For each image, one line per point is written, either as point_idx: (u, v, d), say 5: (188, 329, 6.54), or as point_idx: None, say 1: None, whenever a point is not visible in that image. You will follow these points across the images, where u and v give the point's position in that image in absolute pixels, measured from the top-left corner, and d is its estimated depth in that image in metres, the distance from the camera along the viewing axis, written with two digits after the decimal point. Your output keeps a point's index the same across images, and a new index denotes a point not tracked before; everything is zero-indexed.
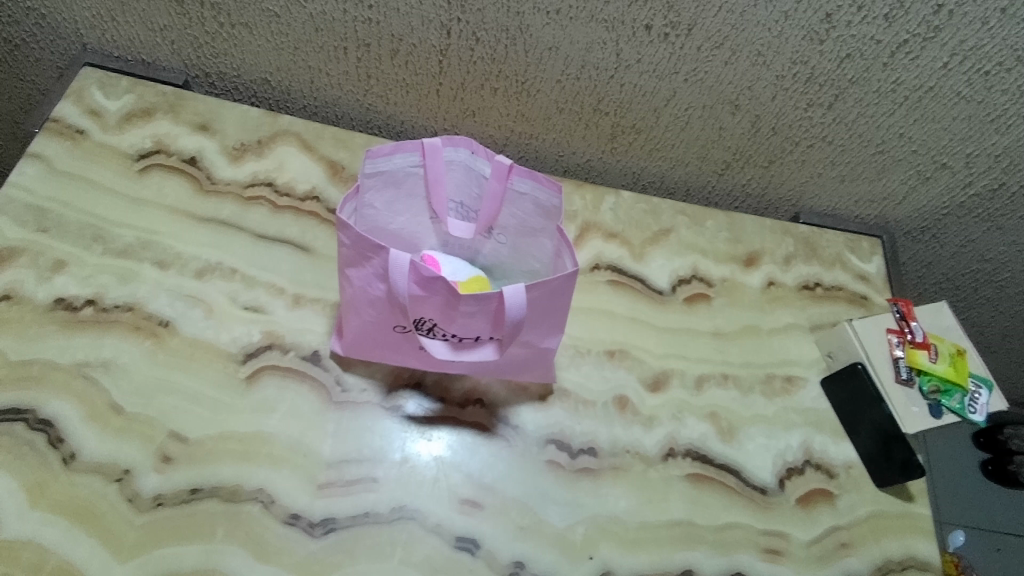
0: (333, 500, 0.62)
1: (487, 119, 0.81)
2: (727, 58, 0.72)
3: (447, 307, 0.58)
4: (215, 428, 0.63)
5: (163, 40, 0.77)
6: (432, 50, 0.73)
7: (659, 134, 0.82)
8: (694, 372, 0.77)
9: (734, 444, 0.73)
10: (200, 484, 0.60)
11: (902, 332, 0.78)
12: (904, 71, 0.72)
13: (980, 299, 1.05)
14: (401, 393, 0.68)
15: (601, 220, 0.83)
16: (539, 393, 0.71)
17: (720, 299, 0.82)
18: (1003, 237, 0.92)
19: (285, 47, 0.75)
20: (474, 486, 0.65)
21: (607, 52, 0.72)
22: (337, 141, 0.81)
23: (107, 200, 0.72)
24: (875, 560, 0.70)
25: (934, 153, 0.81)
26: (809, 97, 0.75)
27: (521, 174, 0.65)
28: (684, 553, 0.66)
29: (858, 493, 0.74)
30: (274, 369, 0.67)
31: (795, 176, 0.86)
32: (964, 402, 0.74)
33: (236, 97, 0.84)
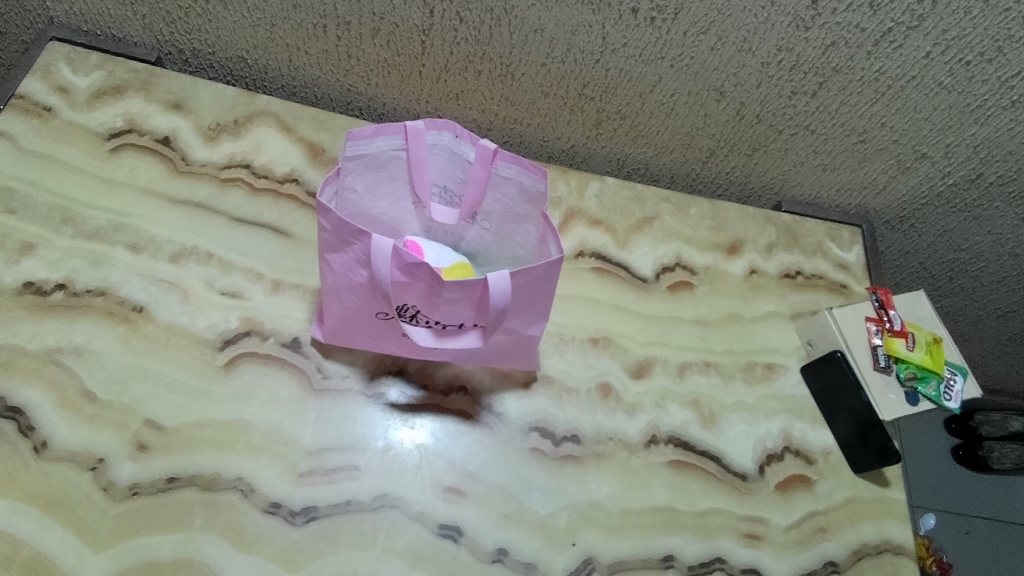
0: (315, 488, 0.61)
1: (470, 102, 0.80)
2: (713, 44, 0.71)
3: (430, 294, 0.57)
4: (192, 416, 0.62)
5: (134, 14, 0.74)
6: (414, 29, 0.72)
7: (643, 121, 0.81)
8: (677, 360, 0.77)
9: (716, 431, 0.74)
10: (177, 473, 0.59)
11: (880, 321, 0.78)
12: (888, 60, 0.72)
13: (955, 288, 1.07)
14: (383, 380, 0.68)
15: (585, 207, 0.83)
16: (522, 380, 0.71)
17: (702, 287, 0.83)
18: (979, 227, 0.94)
19: (261, 24, 0.73)
20: (457, 474, 0.64)
21: (593, 35, 0.71)
22: (317, 123, 0.79)
23: (77, 181, 0.70)
24: (851, 544, 0.72)
25: (915, 143, 0.82)
26: (793, 84, 0.75)
27: (506, 159, 0.64)
28: (666, 539, 0.67)
29: (836, 479, 0.75)
30: (253, 356, 0.66)
31: (778, 164, 0.87)
32: (939, 390, 0.75)
33: (212, 76, 0.81)
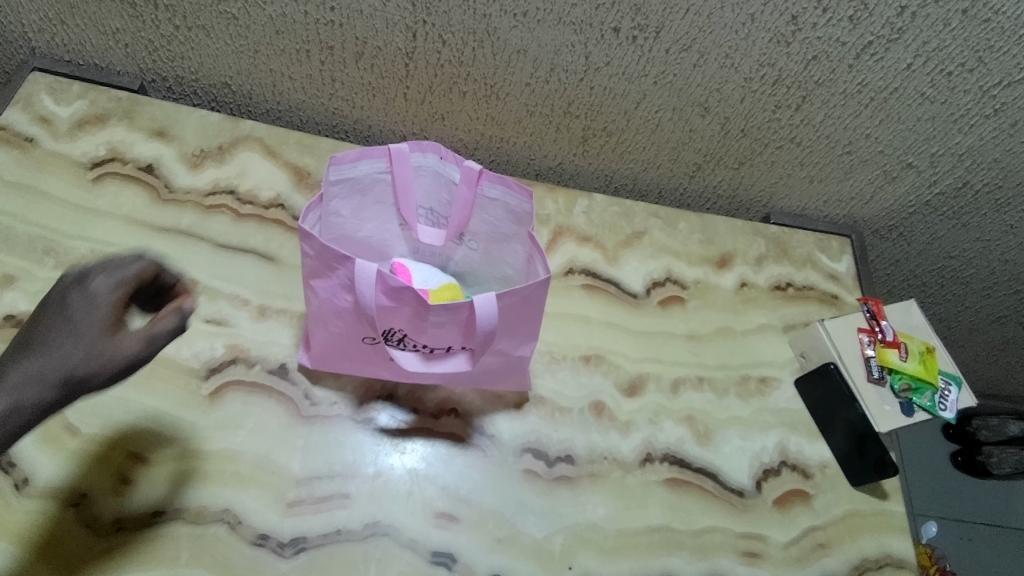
0: (304, 518, 0.60)
1: (456, 123, 0.80)
2: (695, 61, 0.71)
3: (416, 317, 0.56)
4: (177, 447, 0.60)
5: (117, 43, 0.74)
6: (397, 53, 0.72)
7: (629, 137, 0.81)
8: (670, 376, 0.77)
9: (711, 447, 0.73)
10: (162, 507, 0.57)
11: (872, 332, 0.78)
12: (870, 72, 0.72)
13: (946, 295, 1.07)
14: (373, 405, 0.67)
15: (574, 224, 0.82)
16: (514, 401, 0.70)
17: (694, 301, 0.82)
18: (967, 235, 0.94)
19: (244, 50, 0.73)
20: (449, 499, 0.63)
21: (576, 55, 0.71)
22: (302, 146, 0.79)
23: (59, 211, 0.69)
24: (852, 559, 0.70)
25: (900, 153, 0.82)
26: (776, 98, 0.76)
27: (491, 179, 0.64)
28: (664, 558, 0.65)
29: (833, 492, 0.74)
30: (238, 385, 0.65)
31: (765, 177, 0.87)
32: (934, 400, 0.74)
33: (196, 102, 0.81)
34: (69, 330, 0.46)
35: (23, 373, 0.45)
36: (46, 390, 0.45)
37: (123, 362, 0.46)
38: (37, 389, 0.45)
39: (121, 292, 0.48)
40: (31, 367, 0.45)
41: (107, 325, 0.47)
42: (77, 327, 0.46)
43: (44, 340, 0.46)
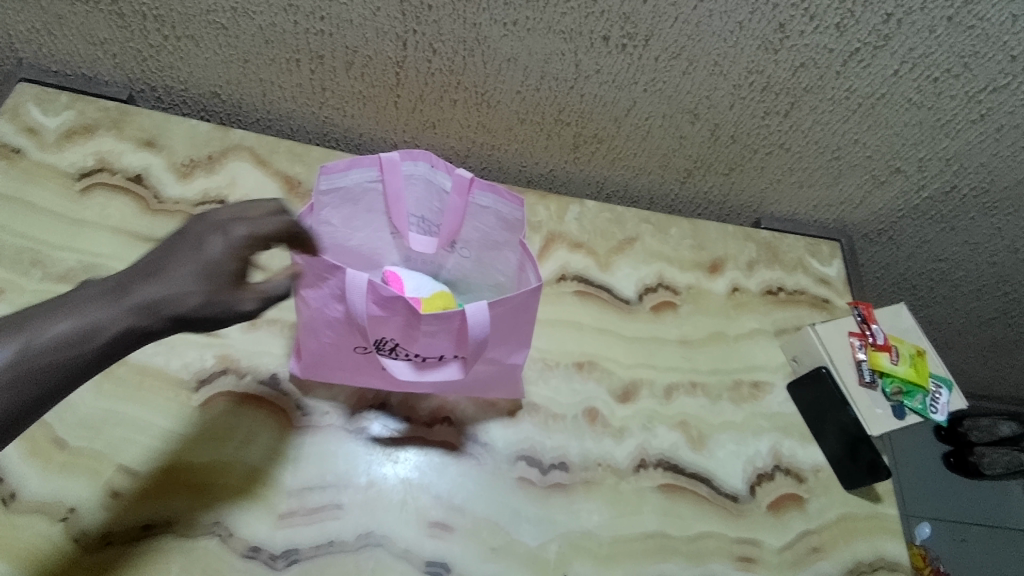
0: (296, 529, 0.59)
1: (447, 131, 0.80)
2: (684, 69, 0.72)
3: (408, 326, 0.56)
4: (167, 460, 0.60)
5: (105, 53, 0.73)
6: (388, 62, 0.72)
7: (620, 144, 0.82)
8: (663, 381, 0.77)
9: (705, 452, 0.73)
10: (152, 520, 0.57)
11: (863, 335, 0.78)
12: (857, 79, 0.73)
13: (936, 298, 1.08)
14: (365, 414, 0.66)
15: (566, 230, 0.83)
16: (507, 408, 0.70)
17: (686, 306, 0.83)
18: (956, 238, 0.95)
19: (234, 60, 0.73)
20: (443, 508, 0.63)
21: (566, 63, 0.71)
22: (292, 154, 0.79)
23: (46, 222, 0.69)
24: (846, 562, 0.70)
25: (888, 158, 0.83)
26: (765, 105, 0.76)
27: (482, 187, 0.64)
28: (659, 565, 0.65)
29: (827, 496, 0.74)
30: (229, 395, 0.65)
31: (755, 182, 0.87)
32: (925, 403, 0.75)
33: (185, 111, 0.81)
34: (199, 271, 0.46)
35: (142, 297, 0.45)
36: (158, 320, 0.45)
37: (232, 316, 0.47)
38: (149, 317, 0.45)
39: (256, 246, 0.48)
40: (153, 294, 0.45)
41: (235, 276, 0.47)
42: (207, 268, 0.46)
43: (172, 270, 0.46)
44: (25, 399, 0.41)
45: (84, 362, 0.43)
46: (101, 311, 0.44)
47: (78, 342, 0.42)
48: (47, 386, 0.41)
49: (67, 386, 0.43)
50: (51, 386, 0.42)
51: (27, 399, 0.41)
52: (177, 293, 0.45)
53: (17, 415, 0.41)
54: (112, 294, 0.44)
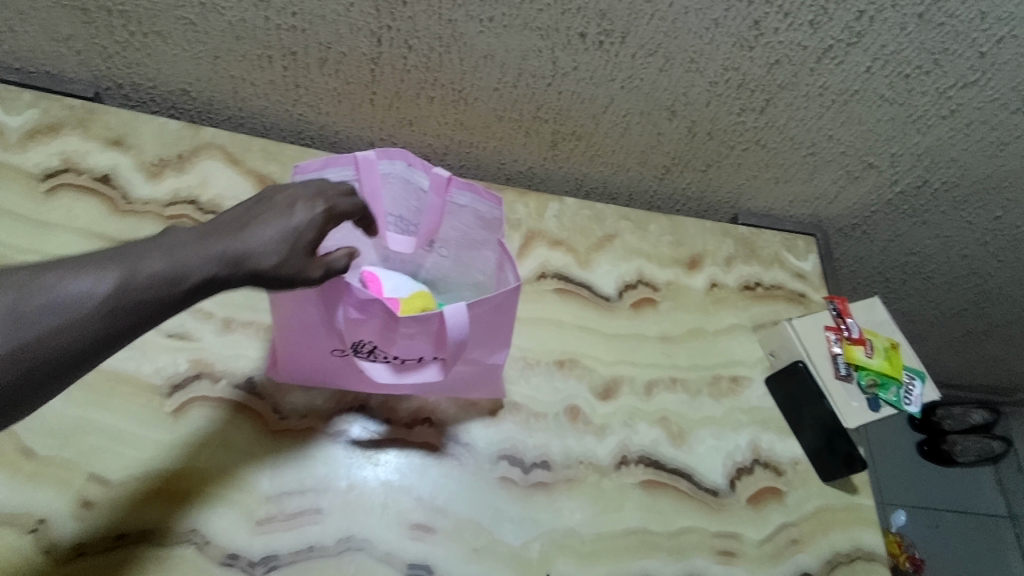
0: (275, 535, 0.58)
1: (425, 128, 0.79)
2: (661, 66, 0.72)
3: (386, 329, 0.55)
4: (141, 467, 0.59)
5: (69, 50, 0.71)
6: (362, 58, 0.71)
7: (599, 141, 0.82)
8: (644, 378, 0.77)
9: (686, 448, 0.74)
10: (126, 530, 0.55)
11: (839, 329, 0.80)
12: (830, 76, 0.74)
13: (909, 290, 1.11)
14: (344, 417, 0.66)
15: (545, 228, 0.82)
16: (489, 408, 0.70)
17: (665, 302, 0.83)
18: (927, 231, 0.97)
19: (203, 56, 0.71)
20: (424, 510, 0.63)
21: (543, 60, 0.71)
22: (266, 153, 0.77)
23: (10, 225, 0.67)
24: (825, 553, 0.71)
25: (862, 153, 0.84)
26: (741, 102, 0.77)
27: (460, 186, 0.63)
28: (642, 561, 0.66)
29: (805, 488, 0.75)
30: (203, 401, 0.63)
31: (732, 179, 0.88)
32: (899, 395, 0.77)
33: (154, 109, 0.79)
34: (283, 234, 0.47)
35: (228, 247, 0.45)
36: (237, 273, 0.45)
37: (299, 284, 0.48)
38: (230, 268, 0.45)
39: (330, 223, 0.50)
40: (240, 245, 0.45)
41: (310, 245, 0.48)
42: (291, 232, 0.47)
43: (258, 227, 0.46)
44: (98, 334, 0.40)
45: (169, 304, 0.43)
46: (190, 254, 0.44)
47: (163, 285, 0.42)
48: (121, 326, 0.41)
49: (143, 326, 0.42)
50: (127, 325, 0.41)
51: (104, 334, 0.40)
52: (262, 249, 0.46)
53: (95, 348, 0.40)
54: (202, 238, 0.44)
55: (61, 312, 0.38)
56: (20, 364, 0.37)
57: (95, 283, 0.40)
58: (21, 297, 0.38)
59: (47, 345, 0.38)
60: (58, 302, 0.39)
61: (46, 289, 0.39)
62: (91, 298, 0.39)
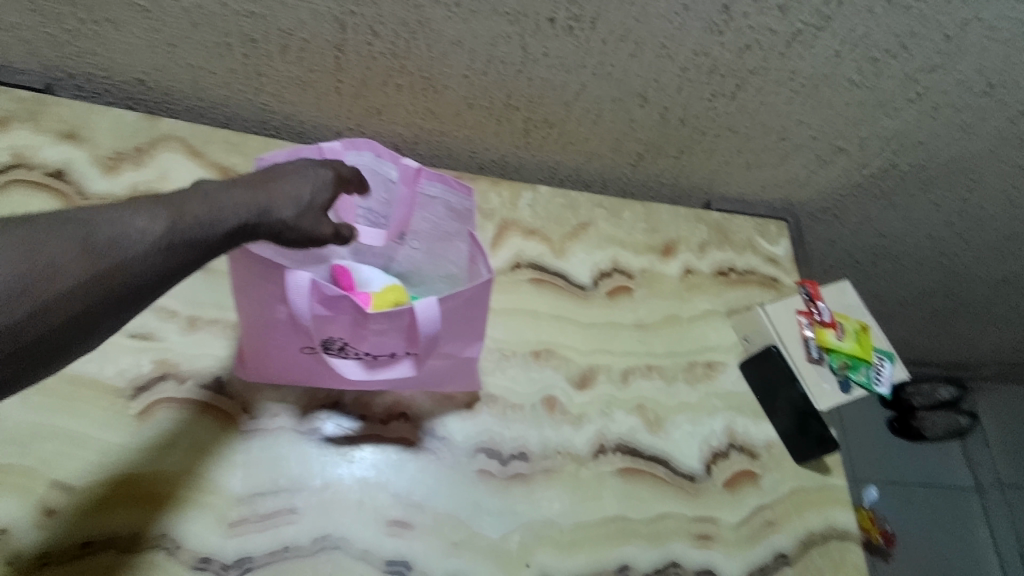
0: (248, 537, 0.57)
1: (394, 117, 0.78)
2: (632, 51, 0.71)
3: (355, 326, 0.54)
4: (106, 472, 0.57)
5: (15, 39, 0.68)
6: (326, 45, 0.69)
7: (571, 129, 0.81)
8: (620, 366, 0.77)
9: (662, 434, 0.74)
10: (93, 536, 0.54)
11: (809, 313, 0.82)
12: (800, 60, 0.74)
13: (878, 272, 1.12)
14: (318, 414, 0.64)
15: (519, 217, 0.81)
16: (465, 401, 0.69)
17: (641, 290, 0.83)
18: (896, 214, 0.98)
19: (159, 45, 0.68)
20: (401, 506, 0.62)
21: (512, 46, 0.70)
22: (229, 144, 0.75)
23: None
24: (799, 534, 0.73)
25: (831, 138, 0.85)
26: (712, 87, 0.76)
27: (430, 177, 0.62)
28: (620, 549, 0.66)
29: (779, 471, 0.76)
30: (170, 402, 0.62)
31: (705, 164, 0.88)
32: (870, 375, 0.78)
33: (109, 100, 0.76)
34: (302, 193, 0.50)
35: (254, 199, 0.47)
36: (261, 225, 0.47)
37: (312, 240, 0.51)
38: (258, 219, 0.47)
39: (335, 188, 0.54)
40: (269, 199, 0.48)
41: (324, 207, 0.52)
42: (309, 192, 0.50)
43: (280, 185, 0.49)
44: (147, 273, 0.40)
45: (207, 248, 0.43)
46: (225, 202, 0.45)
47: (202, 228, 0.43)
48: (168, 267, 0.41)
49: (182, 270, 0.42)
50: (176, 266, 0.42)
51: (160, 270, 0.41)
52: (288, 205, 0.49)
53: (142, 287, 0.40)
54: (235, 188, 0.46)
55: (125, 246, 0.39)
56: (92, 293, 0.37)
57: (152, 220, 0.41)
58: (84, 230, 0.38)
59: (103, 281, 0.38)
60: (116, 239, 0.39)
61: (107, 223, 0.39)
62: (150, 235, 0.40)
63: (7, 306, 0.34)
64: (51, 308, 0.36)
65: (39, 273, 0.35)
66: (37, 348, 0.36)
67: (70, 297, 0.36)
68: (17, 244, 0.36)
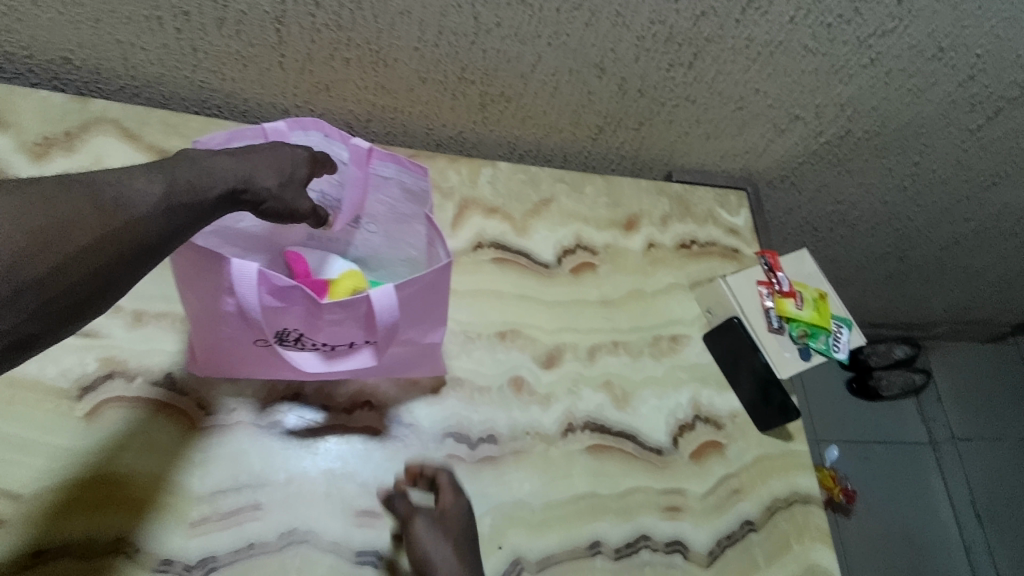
0: (211, 535, 0.55)
1: (343, 93, 0.74)
2: (587, 20, 0.69)
3: (310, 316, 0.52)
4: (54, 477, 0.54)
5: None
6: (265, 17, 0.64)
7: (529, 102, 0.79)
8: (586, 343, 0.77)
9: (629, 410, 0.74)
10: (44, 545, 0.51)
11: (770, 283, 0.82)
12: (755, 27, 0.72)
13: (835, 238, 1.15)
14: (278, 407, 0.62)
15: (479, 195, 0.79)
16: (430, 386, 0.68)
17: (605, 266, 0.82)
18: (852, 180, 0.99)
19: (82, 19, 0.63)
20: (370, 495, 0.61)
21: (463, 16, 0.66)
22: (167, 126, 0.71)
23: None
24: (764, 500, 0.74)
25: (788, 106, 0.84)
26: (670, 56, 0.75)
27: (383, 158, 0.60)
28: (591, 525, 0.66)
29: (744, 440, 0.78)
30: (120, 401, 0.59)
31: (664, 136, 0.87)
32: (828, 343, 0.79)
33: (34, 81, 0.71)
34: (285, 164, 0.50)
35: (242, 165, 0.47)
36: (250, 192, 0.48)
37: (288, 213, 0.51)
38: (247, 186, 0.48)
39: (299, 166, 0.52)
40: (255, 167, 0.48)
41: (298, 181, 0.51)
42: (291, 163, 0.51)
43: (264, 154, 0.50)
44: (156, 230, 0.41)
45: (203, 211, 0.44)
46: (214, 168, 0.46)
47: (198, 191, 0.44)
48: (173, 226, 0.42)
49: (184, 231, 0.43)
50: (179, 227, 0.43)
51: (166, 228, 0.42)
52: (271, 174, 0.49)
53: (151, 245, 0.41)
54: (220, 157, 0.47)
55: (134, 204, 0.40)
56: (108, 248, 0.38)
57: (152, 181, 0.42)
58: (92, 189, 0.39)
59: (120, 236, 0.39)
60: (124, 198, 0.40)
61: (113, 184, 0.40)
62: (154, 196, 0.41)
63: (36, 257, 0.35)
64: (76, 259, 0.37)
65: (58, 227, 0.36)
66: (61, 303, 0.37)
67: (88, 253, 0.37)
68: (35, 201, 0.36)
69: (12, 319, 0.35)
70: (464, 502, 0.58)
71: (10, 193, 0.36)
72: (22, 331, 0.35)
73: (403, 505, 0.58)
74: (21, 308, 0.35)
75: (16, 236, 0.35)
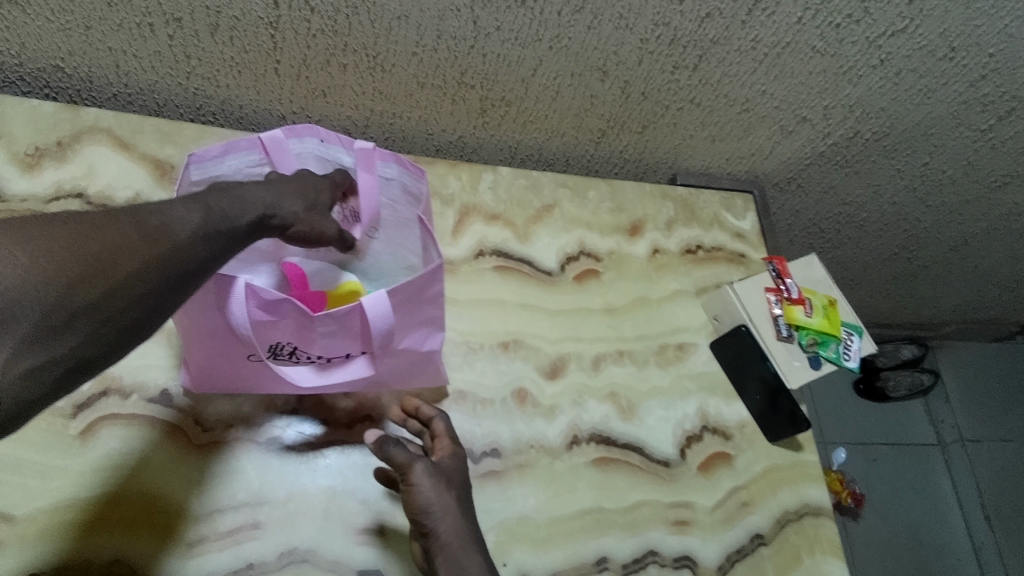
0: (207, 556, 0.54)
1: (340, 99, 0.73)
2: (590, 24, 0.67)
3: (302, 329, 0.50)
4: (48, 499, 0.53)
5: None
6: (259, 22, 0.63)
7: (530, 106, 0.77)
8: (591, 353, 0.75)
9: (635, 421, 0.73)
10: (38, 569, 0.50)
11: (778, 290, 0.80)
12: (762, 28, 0.70)
13: (842, 239, 1.13)
14: (275, 422, 0.61)
15: (480, 202, 0.78)
16: (431, 399, 0.66)
17: (609, 273, 0.81)
18: (860, 182, 0.98)
19: (72, 27, 0.62)
20: (370, 513, 0.59)
21: (462, 20, 0.64)
22: (160, 134, 0.69)
23: None
24: (773, 512, 0.73)
25: (795, 107, 0.83)
26: (673, 59, 0.73)
27: (387, 158, 0.58)
28: (597, 540, 0.65)
29: (752, 450, 0.76)
30: (113, 419, 0.57)
31: (668, 139, 0.86)
32: (839, 351, 0.78)
33: (26, 89, 0.69)
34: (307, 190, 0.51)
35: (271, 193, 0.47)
36: (280, 219, 0.47)
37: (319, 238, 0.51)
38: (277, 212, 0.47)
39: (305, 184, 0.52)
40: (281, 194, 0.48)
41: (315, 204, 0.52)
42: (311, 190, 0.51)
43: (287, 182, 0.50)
44: (201, 254, 0.40)
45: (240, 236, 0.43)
46: (243, 195, 0.45)
47: (234, 216, 0.43)
48: (215, 249, 0.41)
49: (224, 256, 0.42)
50: (220, 252, 0.41)
51: (206, 255, 0.40)
52: (297, 200, 0.49)
53: (196, 270, 0.39)
54: (250, 186, 0.46)
55: (176, 230, 0.39)
56: (159, 272, 0.37)
57: (191, 209, 0.40)
58: (137, 214, 0.38)
59: (167, 260, 0.37)
60: (168, 222, 0.39)
61: (154, 211, 0.39)
62: (195, 220, 0.40)
63: (84, 285, 0.34)
64: (120, 289, 0.35)
65: (108, 252, 0.35)
66: (114, 327, 0.35)
67: (139, 277, 0.36)
68: (83, 228, 0.35)
69: (68, 343, 0.33)
70: (459, 452, 0.58)
71: (62, 221, 0.35)
72: (72, 359, 0.33)
73: (399, 452, 0.53)
74: (72, 335, 0.33)
75: (65, 263, 0.33)
